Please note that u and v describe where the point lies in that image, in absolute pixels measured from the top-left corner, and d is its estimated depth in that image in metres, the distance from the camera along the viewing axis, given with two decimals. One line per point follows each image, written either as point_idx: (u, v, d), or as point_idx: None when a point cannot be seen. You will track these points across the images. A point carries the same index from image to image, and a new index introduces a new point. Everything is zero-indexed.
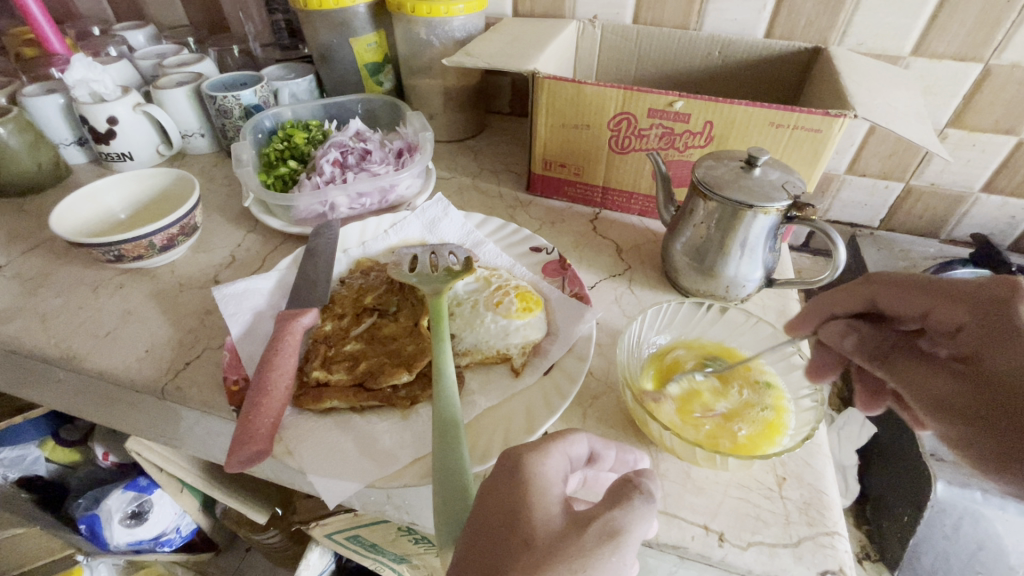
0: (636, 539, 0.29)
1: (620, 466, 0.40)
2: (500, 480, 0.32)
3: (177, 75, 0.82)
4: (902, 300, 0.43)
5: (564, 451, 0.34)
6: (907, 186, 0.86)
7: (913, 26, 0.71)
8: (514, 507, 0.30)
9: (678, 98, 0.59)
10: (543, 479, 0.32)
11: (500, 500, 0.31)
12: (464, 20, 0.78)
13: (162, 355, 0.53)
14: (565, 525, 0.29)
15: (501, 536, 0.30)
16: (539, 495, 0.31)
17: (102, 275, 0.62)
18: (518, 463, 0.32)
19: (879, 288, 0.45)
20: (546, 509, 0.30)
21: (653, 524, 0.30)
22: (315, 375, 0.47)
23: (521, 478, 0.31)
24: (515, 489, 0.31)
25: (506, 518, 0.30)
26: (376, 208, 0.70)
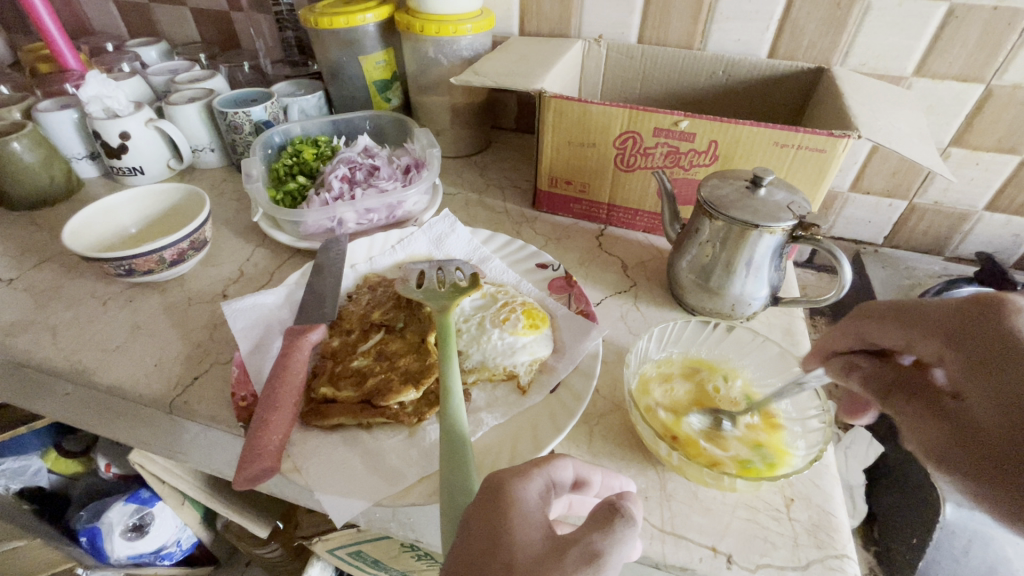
0: (617, 563, 0.29)
1: (606, 489, 0.40)
2: (479, 511, 0.32)
3: (189, 91, 0.83)
4: (885, 329, 0.41)
5: (543, 477, 0.34)
6: (910, 204, 0.87)
7: (915, 47, 0.72)
8: (495, 533, 0.30)
9: (683, 118, 0.59)
10: (525, 502, 0.32)
11: (480, 531, 0.31)
12: (472, 39, 0.79)
13: (170, 369, 0.53)
14: (545, 549, 0.29)
15: (480, 565, 0.29)
16: (521, 517, 0.31)
17: (112, 289, 0.62)
18: (501, 487, 0.32)
19: (863, 318, 0.43)
20: (528, 532, 0.30)
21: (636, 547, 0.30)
22: (323, 391, 0.48)
23: (504, 504, 0.31)
24: (495, 517, 0.31)
25: (487, 541, 0.30)
26: (384, 224, 0.70)
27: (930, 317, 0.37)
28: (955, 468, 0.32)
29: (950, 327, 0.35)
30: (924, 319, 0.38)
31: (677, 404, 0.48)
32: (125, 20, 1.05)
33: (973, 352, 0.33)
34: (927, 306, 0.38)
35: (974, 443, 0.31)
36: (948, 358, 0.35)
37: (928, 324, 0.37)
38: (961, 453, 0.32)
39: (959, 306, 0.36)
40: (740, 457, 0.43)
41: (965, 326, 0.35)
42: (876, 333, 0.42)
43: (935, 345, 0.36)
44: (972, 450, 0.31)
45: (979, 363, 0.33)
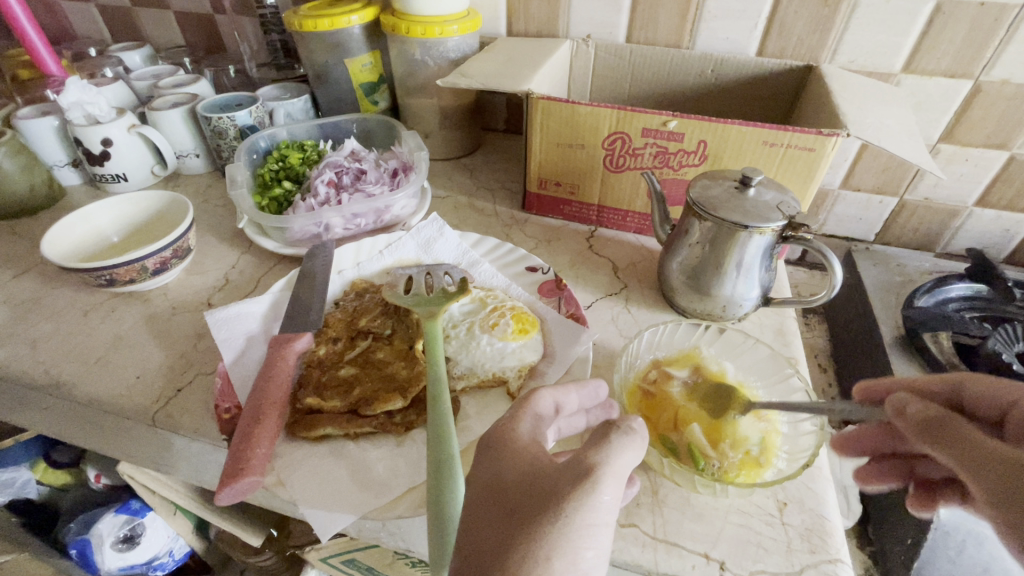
0: (616, 470, 0.31)
1: (584, 400, 0.41)
2: (479, 460, 0.34)
3: (173, 96, 0.82)
4: (991, 387, 0.34)
5: (531, 414, 0.37)
6: (901, 201, 0.87)
7: (903, 44, 0.72)
8: (497, 473, 0.32)
9: (672, 118, 0.59)
10: (519, 440, 0.34)
11: (486, 475, 0.33)
12: (459, 40, 0.78)
13: (153, 381, 0.52)
14: (543, 477, 0.31)
15: (490, 505, 0.31)
16: (519, 453, 0.33)
17: (94, 299, 0.61)
18: (498, 434, 0.35)
19: (973, 376, 0.36)
20: (526, 465, 0.32)
21: (636, 456, 0.33)
22: (308, 401, 0.47)
23: (501, 445, 0.34)
24: (492, 462, 0.33)
25: (494, 482, 0.32)
26: (371, 229, 0.70)
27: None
28: (949, 447, 0.31)
29: None
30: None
31: (665, 403, 0.47)
32: (107, 26, 1.04)
33: None
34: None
35: (997, 450, 0.28)
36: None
37: None
38: (979, 445, 0.29)
39: None
40: (726, 455, 0.43)
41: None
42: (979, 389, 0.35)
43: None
44: (982, 445, 0.29)
45: None
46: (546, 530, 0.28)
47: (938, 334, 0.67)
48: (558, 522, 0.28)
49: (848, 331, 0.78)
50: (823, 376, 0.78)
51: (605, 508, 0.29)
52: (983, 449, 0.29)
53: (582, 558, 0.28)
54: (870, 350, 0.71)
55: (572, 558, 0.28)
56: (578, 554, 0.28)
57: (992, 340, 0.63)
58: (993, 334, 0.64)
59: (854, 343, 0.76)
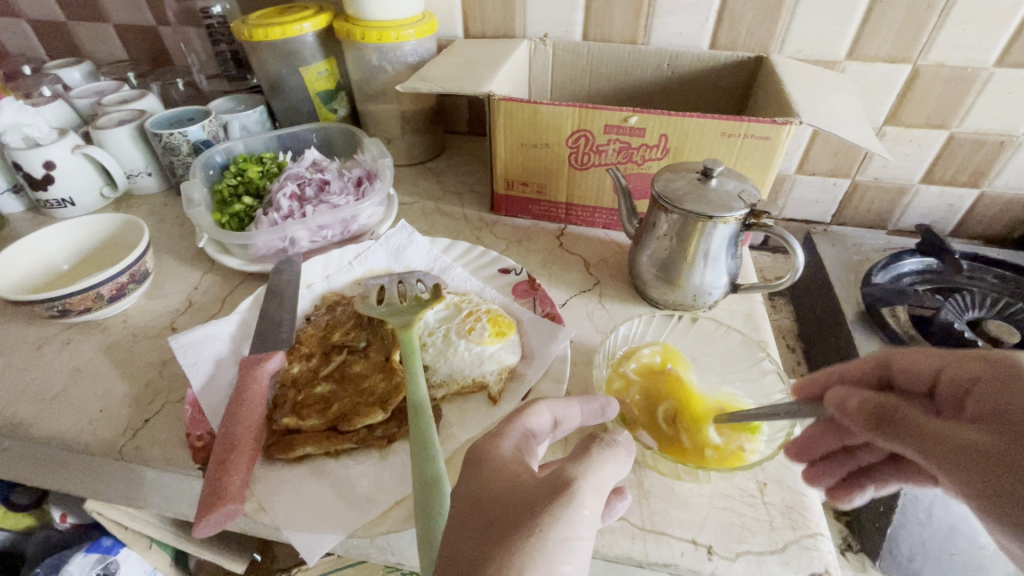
0: (593, 485, 0.32)
1: (587, 417, 0.42)
2: (462, 477, 0.34)
3: (118, 114, 0.79)
4: (916, 359, 0.39)
5: (521, 427, 0.38)
6: (853, 182, 0.90)
7: (845, 33, 0.75)
8: (479, 488, 0.33)
9: (632, 114, 0.60)
10: (501, 456, 0.35)
11: (467, 489, 0.33)
12: (416, 44, 0.77)
13: (117, 413, 0.50)
14: (524, 489, 0.32)
15: (470, 518, 0.32)
16: (499, 469, 0.34)
17: (45, 331, 0.58)
18: (481, 451, 0.35)
19: (895, 351, 0.41)
20: (508, 479, 0.33)
21: (619, 472, 0.34)
22: (285, 421, 0.45)
23: (483, 461, 0.34)
24: (475, 477, 0.34)
25: (474, 497, 0.32)
26: (339, 240, 0.68)
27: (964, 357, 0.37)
28: (909, 438, 0.33)
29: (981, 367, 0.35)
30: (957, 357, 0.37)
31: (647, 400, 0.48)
32: (42, 42, 0.99)
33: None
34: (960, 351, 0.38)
35: (946, 433, 0.31)
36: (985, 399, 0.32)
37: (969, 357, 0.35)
38: (941, 436, 0.31)
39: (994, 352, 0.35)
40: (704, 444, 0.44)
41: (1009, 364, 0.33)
42: (903, 359, 0.40)
43: (973, 377, 0.34)
44: (936, 434, 0.31)
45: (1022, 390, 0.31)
46: (524, 542, 0.29)
47: (895, 308, 0.70)
48: (534, 535, 0.29)
49: (812, 310, 0.81)
50: (792, 356, 0.81)
51: (584, 521, 0.30)
52: (940, 440, 0.31)
53: (558, 571, 0.29)
54: (835, 328, 0.73)
55: (547, 571, 0.28)
56: (553, 567, 0.29)
57: (945, 311, 0.67)
58: (946, 305, 0.68)
59: (818, 321, 0.78)
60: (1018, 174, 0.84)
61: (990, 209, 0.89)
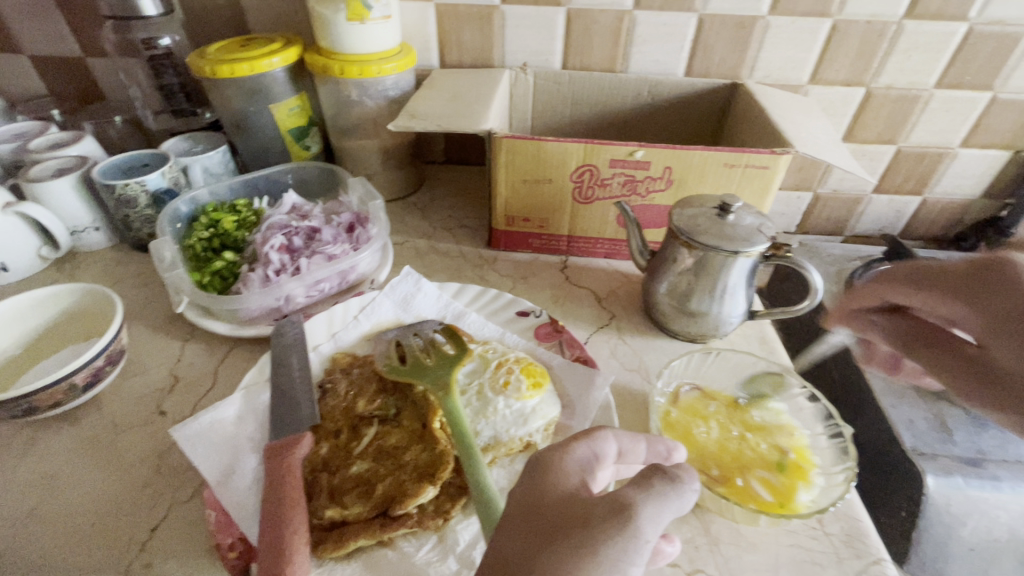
0: (651, 517, 0.30)
1: (653, 459, 0.40)
2: (522, 480, 0.34)
3: (53, 162, 0.69)
4: (912, 288, 0.53)
5: (588, 448, 0.36)
6: (815, 194, 0.97)
7: (808, 59, 0.79)
8: (533, 498, 0.32)
9: (638, 148, 0.60)
10: (564, 471, 0.33)
11: (523, 494, 0.33)
12: (397, 78, 0.74)
13: (114, 525, 0.43)
14: (579, 508, 0.30)
15: (522, 523, 0.31)
16: (559, 480, 0.33)
17: (0, 432, 0.49)
18: (543, 461, 0.34)
19: (893, 278, 0.56)
20: (563, 493, 0.32)
21: (682, 504, 0.31)
22: (329, 514, 0.41)
23: (544, 471, 0.33)
24: (533, 481, 0.33)
25: (530, 503, 0.32)
26: (336, 292, 0.63)
27: (949, 279, 0.50)
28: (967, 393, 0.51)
29: (976, 288, 0.47)
30: (951, 286, 0.49)
31: (710, 445, 0.48)
32: None
33: (997, 314, 0.45)
34: (946, 269, 0.51)
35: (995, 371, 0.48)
36: (973, 326, 0.47)
37: (954, 288, 0.49)
38: (995, 369, 0.47)
39: (975, 267, 0.48)
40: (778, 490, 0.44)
41: (980, 280, 0.47)
42: (904, 294, 0.54)
43: (953, 315, 0.49)
44: (1002, 357, 0.46)
45: (1002, 321, 0.45)
46: (572, 556, 0.28)
47: None
48: (584, 549, 0.28)
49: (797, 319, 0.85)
50: None
51: (638, 550, 0.29)
52: (999, 368, 0.47)
53: None
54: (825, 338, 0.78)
55: None
56: None
57: None
58: None
59: (805, 330, 0.83)
60: (954, 181, 0.93)
61: (931, 213, 0.98)
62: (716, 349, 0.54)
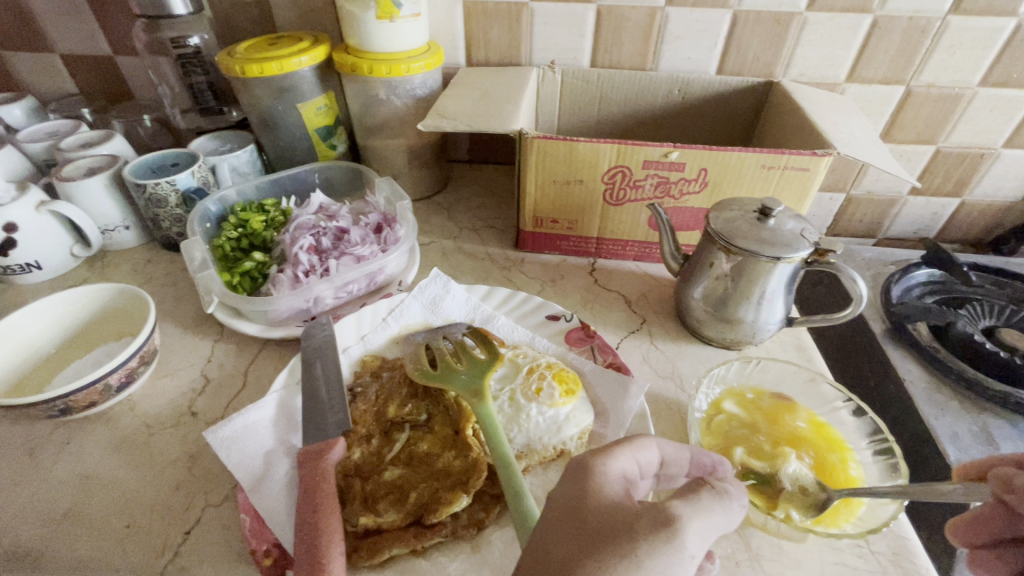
0: (697, 532, 0.29)
1: (695, 471, 0.37)
2: (564, 481, 0.33)
3: (86, 160, 0.69)
4: None
5: (630, 453, 0.34)
6: (848, 196, 0.94)
7: (846, 56, 0.77)
8: (575, 503, 0.31)
9: (673, 149, 0.58)
10: (606, 477, 0.32)
11: (563, 497, 0.31)
12: (425, 76, 0.73)
13: (148, 528, 0.43)
14: (622, 517, 0.29)
15: (562, 528, 0.30)
16: (602, 486, 0.31)
17: (37, 430, 0.50)
18: (585, 464, 0.33)
19: None
20: (606, 501, 0.30)
21: (724, 521, 0.30)
22: (363, 521, 0.41)
23: (586, 476, 0.32)
24: (575, 485, 0.32)
25: (571, 508, 0.31)
26: (364, 293, 0.63)
27: None
28: None
29: None
30: None
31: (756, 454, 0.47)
32: None
33: None
34: None
35: None
36: None
37: None
38: None
39: None
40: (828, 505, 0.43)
41: None
42: None
43: None
44: None
45: None
46: (615, 566, 0.27)
47: (918, 325, 0.74)
48: (628, 560, 0.27)
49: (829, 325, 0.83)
50: None
51: (682, 564, 0.27)
52: None
53: None
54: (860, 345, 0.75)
55: None
56: None
57: (962, 322, 0.72)
58: (962, 316, 0.73)
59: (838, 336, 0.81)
60: (995, 183, 0.89)
61: (970, 215, 0.95)
62: (754, 358, 0.54)
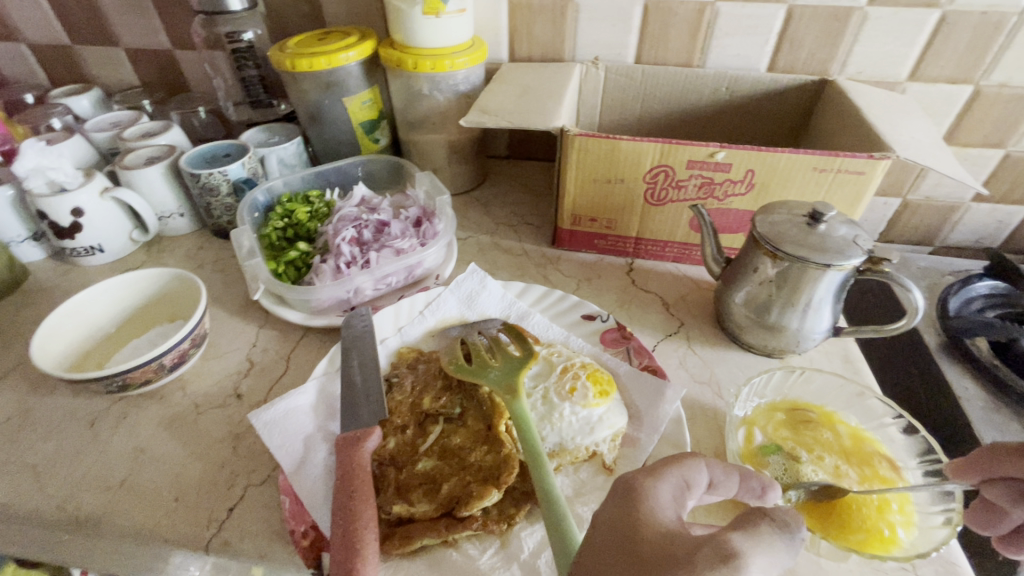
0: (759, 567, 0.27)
1: (745, 495, 0.36)
2: (612, 506, 0.32)
3: (145, 150, 0.73)
4: None
5: (678, 476, 0.33)
6: (904, 201, 0.89)
7: (909, 53, 0.73)
8: (624, 530, 0.30)
9: (720, 149, 0.57)
10: (656, 502, 0.31)
11: (612, 522, 0.31)
12: (468, 72, 0.73)
13: (195, 502, 0.45)
14: (677, 548, 0.28)
15: (613, 557, 0.29)
16: (653, 513, 0.30)
17: (96, 404, 0.53)
18: (633, 488, 0.32)
19: None
20: (658, 530, 0.29)
21: (790, 557, 0.28)
22: (397, 510, 0.42)
23: (634, 501, 0.31)
24: (623, 510, 0.31)
25: (621, 535, 0.30)
26: (402, 285, 0.64)
27: None
28: None
29: None
30: None
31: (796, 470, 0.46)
32: (43, 67, 0.92)
33: None
34: None
35: None
36: None
37: None
38: None
39: None
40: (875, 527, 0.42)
41: None
42: None
43: None
44: None
45: None
46: None
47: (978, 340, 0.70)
48: None
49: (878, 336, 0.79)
50: None
51: None
52: None
53: None
54: None
55: None
56: None
57: None
58: None
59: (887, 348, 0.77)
60: None
61: None
62: (798, 367, 0.52)
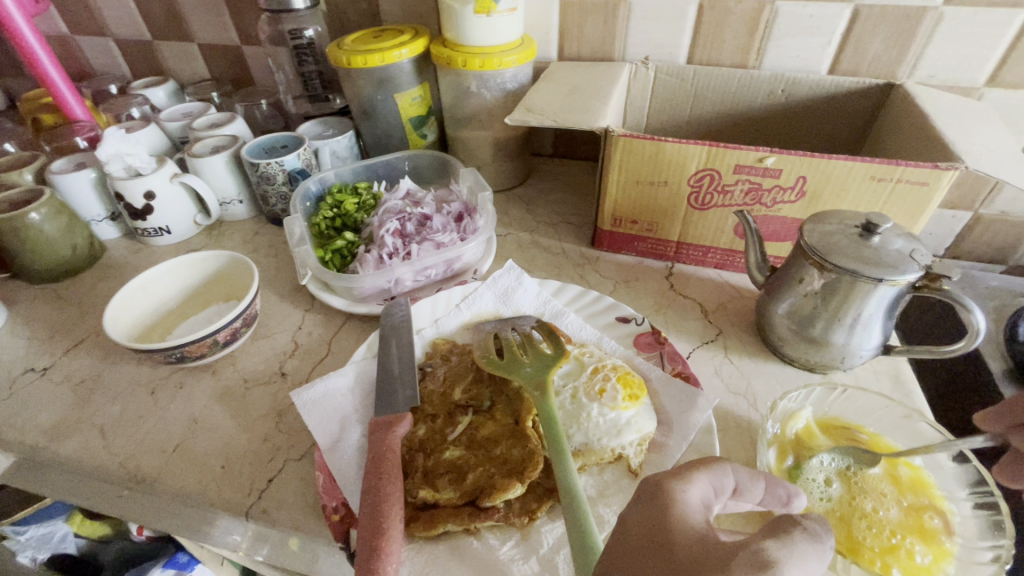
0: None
1: (770, 502, 0.35)
2: (640, 506, 0.32)
3: (211, 139, 0.78)
4: None
5: (707, 479, 0.33)
6: (975, 214, 0.83)
7: (989, 57, 0.68)
8: (655, 533, 0.30)
9: (770, 154, 0.55)
10: (687, 505, 0.31)
11: (641, 523, 0.31)
12: (516, 71, 0.74)
13: (239, 471, 0.48)
14: (710, 553, 0.28)
15: (645, 560, 0.29)
16: (683, 516, 0.30)
17: (158, 373, 0.57)
18: (661, 488, 0.32)
19: None
20: (690, 534, 0.29)
21: (822, 565, 0.27)
22: (423, 494, 0.43)
23: (664, 502, 0.31)
24: (653, 512, 0.31)
25: (651, 538, 0.30)
26: (441, 278, 0.65)
27: None
28: None
29: None
30: None
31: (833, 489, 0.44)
32: (126, 60, 0.99)
33: None
34: None
35: None
36: None
37: None
38: None
39: None
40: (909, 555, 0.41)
41: None
42: None
43: None
44: None
45: None
46: None
47: None
48: None
49: None
50: None
51: None
52: None
53: None
54: None
55: None
56: None
57: None
58: None
59: None
60: None
61: None
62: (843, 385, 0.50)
